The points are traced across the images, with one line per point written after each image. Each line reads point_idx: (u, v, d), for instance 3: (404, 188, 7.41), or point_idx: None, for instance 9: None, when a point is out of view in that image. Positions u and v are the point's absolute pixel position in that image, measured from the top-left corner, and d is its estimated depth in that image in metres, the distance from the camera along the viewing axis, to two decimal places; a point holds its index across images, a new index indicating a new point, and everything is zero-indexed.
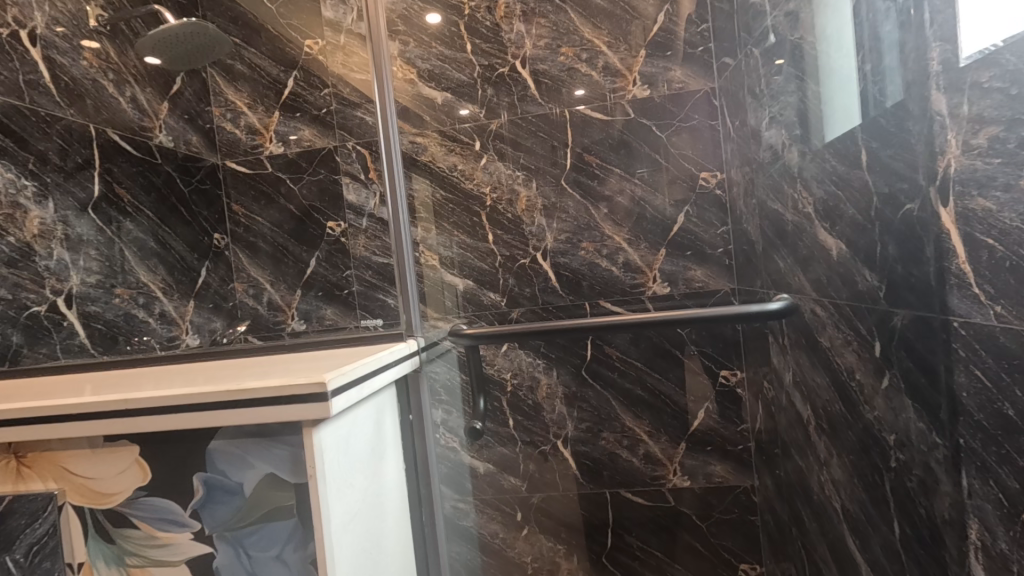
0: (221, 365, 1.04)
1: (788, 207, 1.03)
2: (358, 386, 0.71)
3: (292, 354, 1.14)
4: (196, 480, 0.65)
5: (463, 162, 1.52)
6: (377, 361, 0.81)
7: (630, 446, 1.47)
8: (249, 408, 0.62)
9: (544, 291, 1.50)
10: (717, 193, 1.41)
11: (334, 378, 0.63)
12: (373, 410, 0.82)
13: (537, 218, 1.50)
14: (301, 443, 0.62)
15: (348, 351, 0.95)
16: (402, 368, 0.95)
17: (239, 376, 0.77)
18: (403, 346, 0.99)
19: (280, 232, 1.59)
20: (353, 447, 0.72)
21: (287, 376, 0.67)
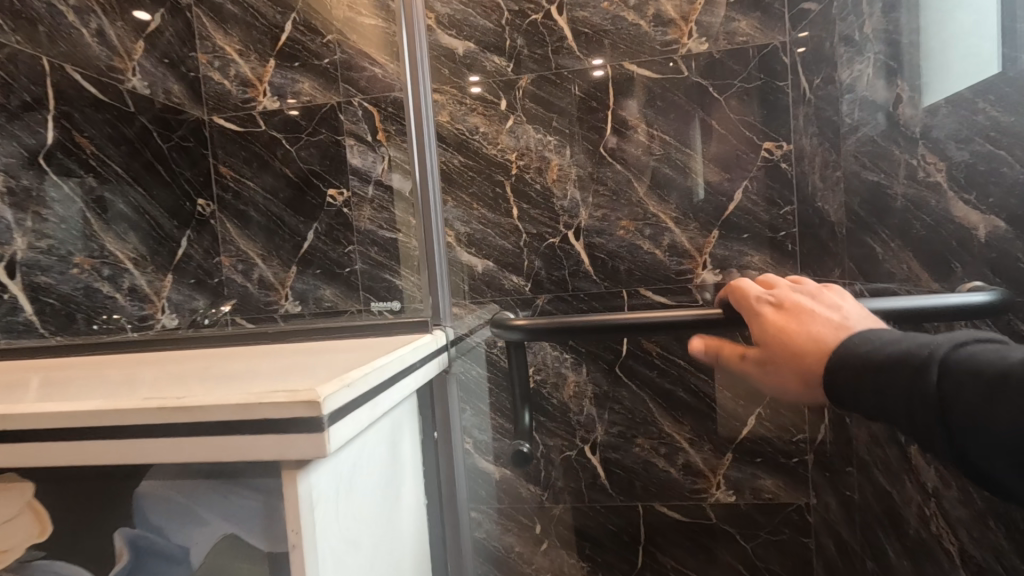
0: (200, 354, 0.87)
1: (898, 177, 0.84)
2: (369, 404, 0.52)
3: (282, 344, 0.95)
4: (119, 537, 0.47)
5: (486, 123, 1.32)
6: (396, 363, 0.62)
7: (668, 454, 1.29)
8: (217, 432, 0.44)
9: (575, 276, 1.30)
10: (783, 166, 1.21)
11: (330, 400, 0.44)
12: (387, 425, 0.64)
13: (570, 190, 1.30)
14: (280, 491, 0.44)
15: (359, 343, 0.77)
16: (426, 366, 0.76)
17: (217, 376, 0.58)
18: (429, 337, 0.80)
19: (275, 201, 1.41)
20: (358, 492, 0.54)
21: (272, 382, 0.48)
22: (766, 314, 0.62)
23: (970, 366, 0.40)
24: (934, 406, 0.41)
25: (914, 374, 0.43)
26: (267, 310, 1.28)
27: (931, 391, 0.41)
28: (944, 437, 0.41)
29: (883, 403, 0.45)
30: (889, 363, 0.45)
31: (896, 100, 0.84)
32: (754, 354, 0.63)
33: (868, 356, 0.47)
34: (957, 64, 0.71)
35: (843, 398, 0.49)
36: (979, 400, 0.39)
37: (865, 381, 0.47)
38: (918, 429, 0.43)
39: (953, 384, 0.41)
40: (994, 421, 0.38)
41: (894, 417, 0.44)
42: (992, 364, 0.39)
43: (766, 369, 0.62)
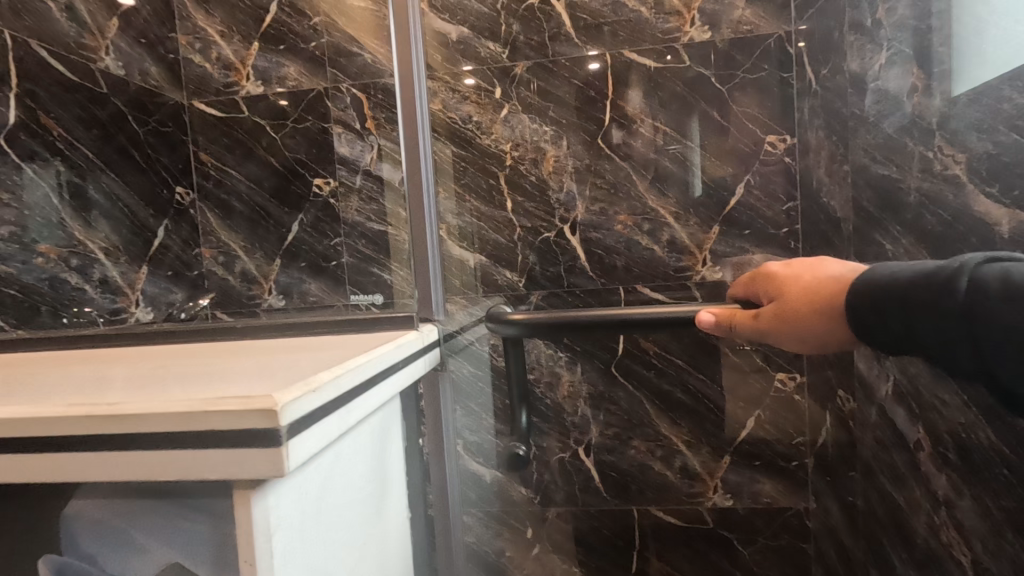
0: (171, 351, 0.83)
1: (912, 170, 0.80)
2: (342, 412, 0.48)
3: (260, 339, 0.90)
4: (42, 570, 0.43)
5: (480, 112, 1.27)
6: (377, 364, 0.57)
7: (664, 457, 1.25)
8: (167, 445, 0.39)
9: (570, 272, 1.25)
10: (786, 160, 1.17)
11: (287, 410, 0.39)
12: (365, 430, 0.59)
13: (566, 183, 1.25)
14: (230, 510, 0.40)
15: (339, 339, 0.72)
16: (411, 366, 0.71)
17: (181, 377, 0.54)
18: (416, 334, 0.75)
19: (259, 190, 1.35)
20: (328, 512, 0.49)
21: (230, 387, 0.44)
22: (776, 271, 0.70)
23: (998, 278, 0.48)
24: (961, 315, 0.50)
25: (947, 288, 0.51)
26: (251, 306, 1.23)
27: (959, 302, 0.50)
28: (967, 339, 0.50)
29: (911, 318, 0.53)
30: (919, 283, 0.53)
31: (910, 89, 0.80)
32: (772, 309, 0.69)
33: (894, 280, 0.55)
34: (973, 54, 0.69)
35: (872, 322, 0.56)
36: (1004, 307, 0.47)
37: (896, 300, 0.54)
38: (943, 335, 0.51)
39: (982, 296, 0.48)
40: (1017, 323, 0.46)
41: (921, 329, 0.52)
42: (1016, 277, 0.47)
43: (784, 322, 0.67)
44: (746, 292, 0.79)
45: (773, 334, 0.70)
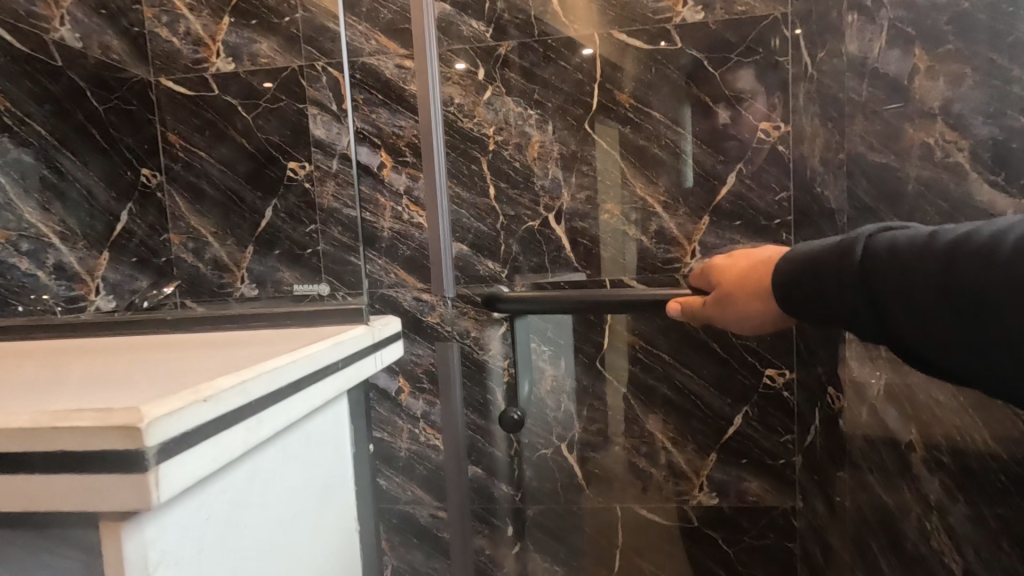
0: (107, 341, 0.75)
1: (910, 158, 0.76)
2: (246, 424, 0.42)
3: (212, 321, 0.84)
4: None
5: (461, 94, 1.21)
6: (306, 366, 0.52)
7: (649, 454, 1.21)
8: (25, 466, 0.35)
9: (555, 262, 1.21)
10: (779, 149, 1.13)
11: (154, 431, 0.33)
12: (295, 436, 0.54)
13: (551, 169, 1.20)
14: (98, 544, 0.35)
15: (281, 335, 0.67)
16: (361, 364, 0.65)
17: (99, 377, 0.48)
18: (370, 329, 0.69)
19: (232, 174, 1.29)
20: (228, 538, 0.44)
21: (118, 396, 0.38)
22: (717, 262, 0.72)
23: (886, 243, 0.48)
24: (857, 282, 0.50)
25: (844, 257, 0.51)
26: (219, 295, 1.16)
27: (855, 269, 0.50)
28: (867, 306, 0.50)
29: (818, 291, 0.53)
30: (823, 256, 0.53)
31: (911, 71, 0.75)
32: (715, 295, 0.70)
33: (804, 257, 0.55)
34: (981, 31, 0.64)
35: (795, 300, 0.56)
36: (890, 268, 0.47)
37: (805, 274, 0.54)
38: (846, 304, 0.51)
39: (873, 260, 0.49)
40: (905, 285, 0.46)
41: (831, 304, 0.52)
42: (901, 241, 0.48)
43: (726, 306, 0.69)
44: (700, 287, 0.80)
45: (719, 320, 0.71)
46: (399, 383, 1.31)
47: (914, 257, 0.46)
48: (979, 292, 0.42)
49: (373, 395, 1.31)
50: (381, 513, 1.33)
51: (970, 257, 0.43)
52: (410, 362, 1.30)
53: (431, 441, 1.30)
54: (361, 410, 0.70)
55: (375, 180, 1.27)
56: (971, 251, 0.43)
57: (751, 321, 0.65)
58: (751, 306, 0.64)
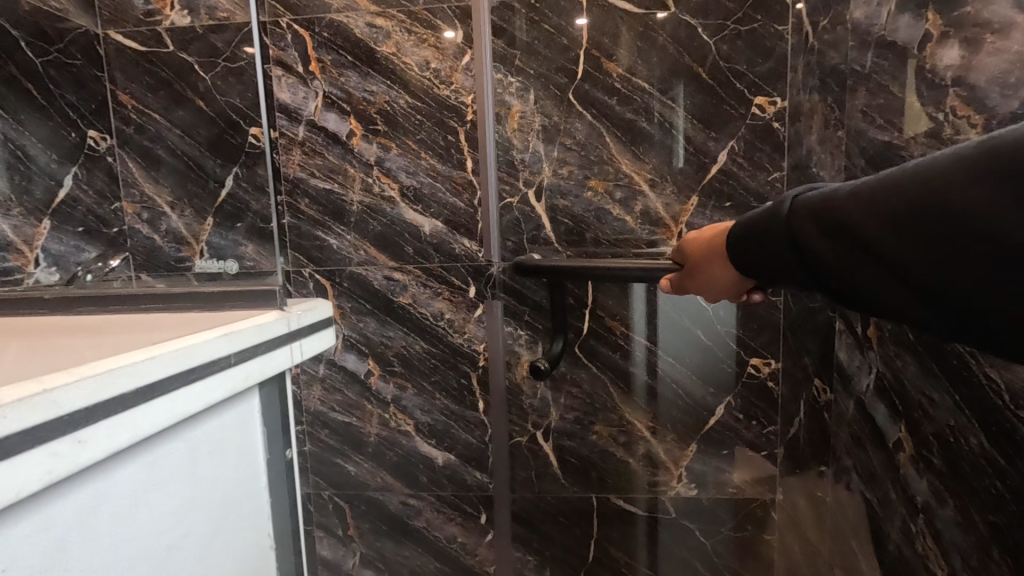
0: (24, 325, 0.70)
1: (917, 136, 0.69)
2: (57, 447, 0.37)
3: (149, 312, 0.79)
4: None
5: (438, 57, 1.13)
6: (164, 371, 0.46)
7: (627, 444, 1.17)
8: None
9: (534, 242, 1.14)
10: (776, 126, 1.05)
11: None
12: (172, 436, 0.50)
13: (532, 141, 1.12)
14: None
15: (195, 325, 0.60)
16: (268, 358, 0.60)
17: None
18: (281, 319, 0.63)
19: (190, 139, 1.21)
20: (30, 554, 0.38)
21: None
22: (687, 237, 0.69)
23: (808, 199, 0.48)
24: (785, 237, 0.49)
25: (773, 219, 0.50)
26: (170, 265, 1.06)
27: (784, 230, 0.49)
28: (797, 262, 0.49)
29: (757, 255, 0.53)
30: (760, 220, 0.53)
31: (924, 37, 0.68)
32: (691, 269, 0.67)
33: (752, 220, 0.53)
34: None
35: (751, 260, 0.54)
36: (810, 222, 0.46)
37: (747, 238, 0.54)
38: (783, 265, 0.50)
39: (795, 216, 0.48)
40: (824, 240, 0.45)
41: (770, 262, 0.52)
42: (819, 196, 0.47)
43: (702, 277, 0.66)
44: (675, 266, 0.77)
45: (701, 291, 0.68)
46: (370, 365, 1.23)
47: (830, 211, 0.45)
48: (885, 240, 0.41)
49: (341, 377, 1.24)
50: (350, 499, 1.28)
51: (875, 203, 0.41)
52: (380, 345, 1.22)
53: (401, 427, 1.24)
54: (279, 409, 0.66)
55: (343, 149, 1.18)
56: (876, 198, 0.41)
57: (713, 288, 0.65)
58: (709, 271, 0.63)
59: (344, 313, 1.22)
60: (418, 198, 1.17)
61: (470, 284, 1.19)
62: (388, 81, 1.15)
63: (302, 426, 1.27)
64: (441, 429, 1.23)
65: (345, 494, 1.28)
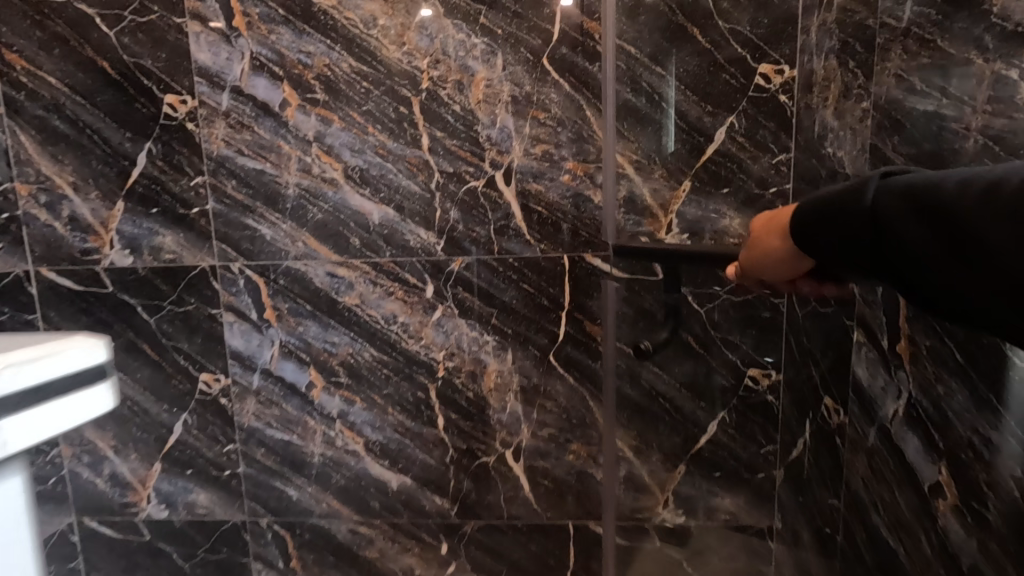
0: None
1: (977, 105, 0.54)
2: None
3: None
4: None
5: (388, 13, 0.95)
6: None
7: (607, 464, 1.04)
8: None
9: (503, 233, 0.99)
10: (781, 100, 0.90)
11: None
12: None
13: (500, 115, 0.96)
14: None
15: None
16: None
17: None
18: None
19: (90, 107, 1.01)
20: None
21: None
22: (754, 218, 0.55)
23: (900, 183, 0.38)
24: (864, 226, 0.39)
25: (849, 200, 0.41)
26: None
27: (858, 208, 0.40)
28: (874, 255, 0.40)
29: (820, 234, 0.43)
30: (833, 194, 0.43)
31: None
32: (756, 257, 0.54)
33: (829, 199, 0.43)
34: None
35: (823, 246, 0.43)
36: (905, 212, 0.37)
37: (816, 221, 0.43)
38: (845, 248, 0.41)
39: (882, 203, 0.38)
40: (922, 237, 0.36)
41: (835, 251, 0.42)
42: (914, 181, 0.37)
43: (769, 263, 0.52)
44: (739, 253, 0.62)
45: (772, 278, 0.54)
46: (311, 376, 1.06)
47: (922, 189, 0.36)
48: (987, 232, 0.33)
49: (279, 390, 1.07)
50: (291, 528, 1.11)
51: (1002, 201, 0.32)
52: (324, 352, 1.05)
53: (349, 445, 1.08)
54: None
55: (276, 122, 0.99)
56: (999, 188, 0.33)
57: (769, 268, 0.53)
58: (773, 255, 0.51)
59: (281, 315, 1.05)
60: (363, 177, 0.99)
61: (428, 281, 1.02)
62: (328, 40, 0.96)
63: (234, 445, 1.10)
64: (394, 447, 1.07)
65: (285, 521, 1.11)
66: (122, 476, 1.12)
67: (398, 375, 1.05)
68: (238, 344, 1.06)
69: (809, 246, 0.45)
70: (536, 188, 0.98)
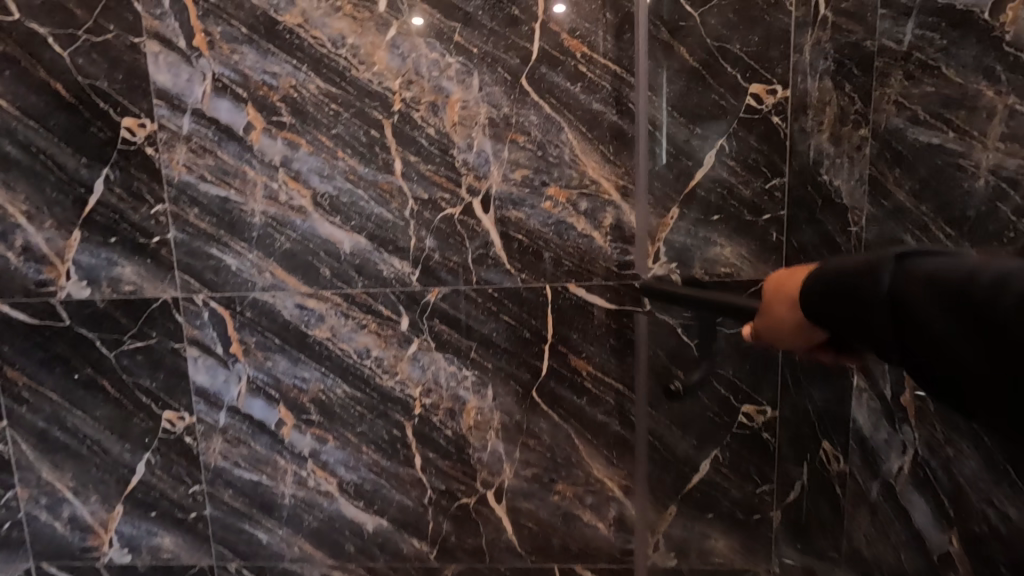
0: None
1: None
2: None
3: None
4: None
5: (357, 32, 0.90)
6: None
7: (594, 505, 0.99)
8: None
9: (482, 263, 0.94)
10: (774, 122, 0.83)
11: None
12: None
13: (476, 139, 0.91)
14: None
15: None
16: None
17: None
18: None
19: (42, 132, 0.95)
20: None
21: None
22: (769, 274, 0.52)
23: (922, 270, 0.36)
24: (886, 314, 0.37)
25: (866, 284, 0.39)
26: None
27: (877, 291, 0.38)
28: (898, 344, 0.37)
29: (836, 311, 0.41)
30: (849, 268, 0.41)
31: None
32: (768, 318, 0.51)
33: (844, 278, 0.40)
34: None
35: (839, 326, 0.41)
36: (929, 304, 0.35)
37: (830, 300, 0.41)
38: (862, 330, 0.39)
39: (904, 292, 0.36)
40: (954, 333, 0.34)
41: (853, 333, 0.40)
42: (938, 270, 0.35)
43: (781, 326, 0.50)
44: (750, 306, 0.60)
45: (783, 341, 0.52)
46: (281, 414, 1.00)
47: (947, 281, 0.34)
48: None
49: (246, 429, 1.01)
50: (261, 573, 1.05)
51: None
52: (294, 389, 0.99)
53: (321, 486, 1.02)
54: None
55: (239, 147, 0.94)
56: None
57: (780, 332, 0.50)
58: (786, 322, 0.48)
59: (247, 350, 0.99)
60: (334, 204, 0.94)
61: (402, 314, 0.96)
62: (294, 61, 0.91)
63: (199, 486, 1.04)
64: (369, 488, 1.01)
65: (255, 566, 1.05)
66: (83, 519, 1.06)
67: (373, 413, 0.99)
68: (203, 381, 1.01)
69: (824, 322, 0.42)
70: (515, 215, 0.92)
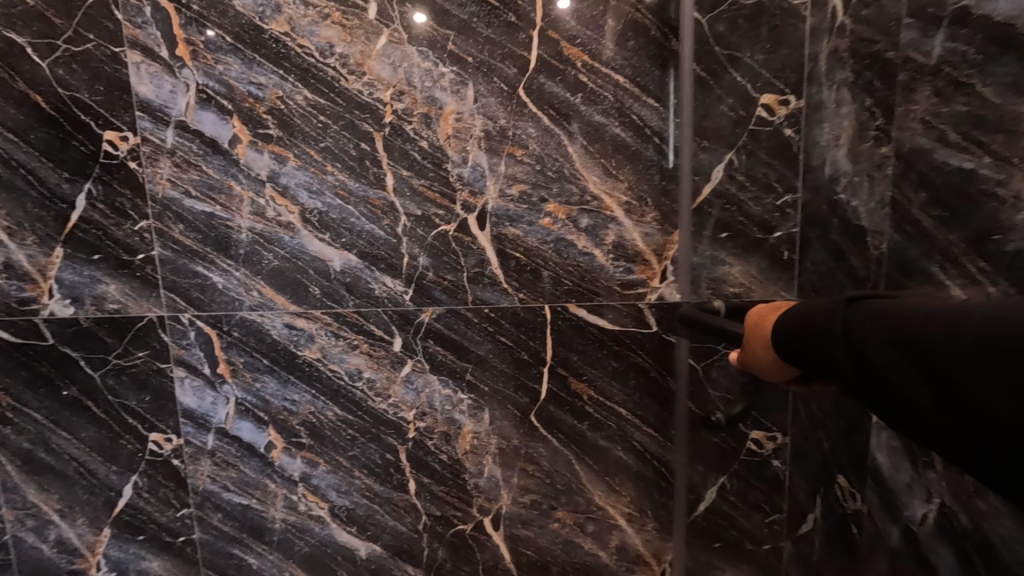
0: None
1: None
2: None
3: None
4: None
5: (345, 40, 0.86)
6: None
7: (595, 532, 0.95)
8: None
9: (478, 282, 0.90)
10: (787, 133, 0.80)
11: None
12: None
13: (471, 152, 0.87)
14: None
15: None
16: None
17: None
18: None
19: (20, 145, 0.91)
20: None
21: None
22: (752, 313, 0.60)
23: (866, 313, 0.44)
24: (841, 350, 0.45)
25: (826, 326, 0.47)
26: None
27: (834, 331, 0.46)
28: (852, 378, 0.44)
29: (807, 349, 0.49)
30: (816, 313, 0.49)
31: None
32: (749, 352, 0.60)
33: (808, 319, 0.49)
34: None
35: (807, 360, 0.49)
36: (872, 341, 0.42)
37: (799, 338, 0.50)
38: (826, 364, 0.46)
39: (853, 330, 0.44)
40: (890, 365, 0.40)
41: (819, 368, 0.47)
42: (877, 313, 0.43)
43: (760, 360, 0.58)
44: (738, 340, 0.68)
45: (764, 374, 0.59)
46: (270, 437, 0.97)
47: (886, 322, 0.42)
48: (950, 369, 0.36)
49: (236, 451, 0.98)
50: None
51: (949, 338, 0.37)
52: (283, 411, 0.96)
53: (312, 510, 0.98)
54: None
55: (225, 160, 0.90)
56: (947, 326, 0.37)
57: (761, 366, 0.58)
58: (765, 357, 0.56)
59: (235, 371, 0.95)
60: (324, 221, 0.90)
61: (395, 334, 0.92)
62: (280, 71, 0.87)
63: (188, 509, 1.00)
64: (361, 513, 0.97)
65: None
66: (69, 542, 1.02)
67: (365, 437, 0.95)
68: (190, 402, 0.97)
69: (794, 357, 0.51)
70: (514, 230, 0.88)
